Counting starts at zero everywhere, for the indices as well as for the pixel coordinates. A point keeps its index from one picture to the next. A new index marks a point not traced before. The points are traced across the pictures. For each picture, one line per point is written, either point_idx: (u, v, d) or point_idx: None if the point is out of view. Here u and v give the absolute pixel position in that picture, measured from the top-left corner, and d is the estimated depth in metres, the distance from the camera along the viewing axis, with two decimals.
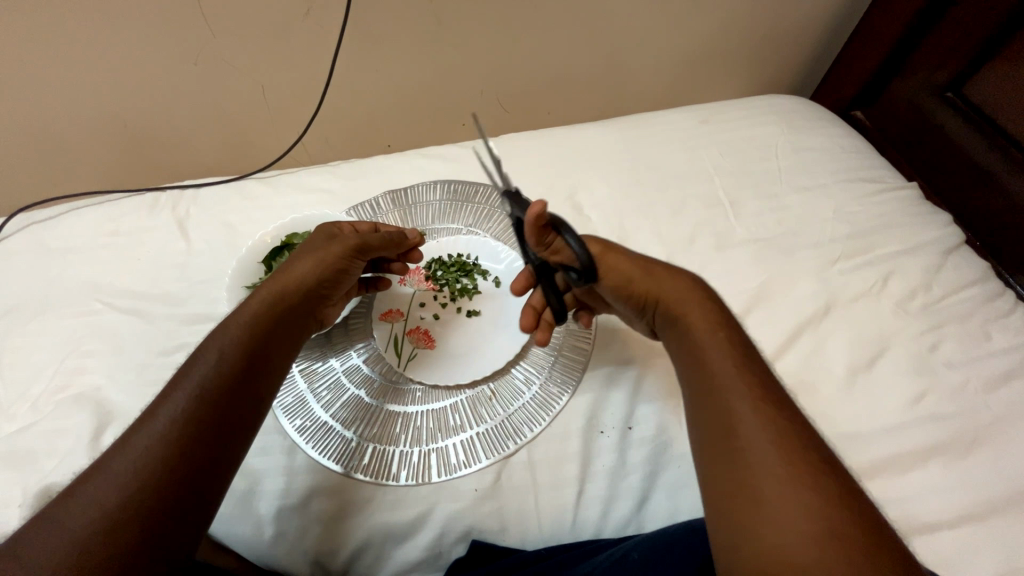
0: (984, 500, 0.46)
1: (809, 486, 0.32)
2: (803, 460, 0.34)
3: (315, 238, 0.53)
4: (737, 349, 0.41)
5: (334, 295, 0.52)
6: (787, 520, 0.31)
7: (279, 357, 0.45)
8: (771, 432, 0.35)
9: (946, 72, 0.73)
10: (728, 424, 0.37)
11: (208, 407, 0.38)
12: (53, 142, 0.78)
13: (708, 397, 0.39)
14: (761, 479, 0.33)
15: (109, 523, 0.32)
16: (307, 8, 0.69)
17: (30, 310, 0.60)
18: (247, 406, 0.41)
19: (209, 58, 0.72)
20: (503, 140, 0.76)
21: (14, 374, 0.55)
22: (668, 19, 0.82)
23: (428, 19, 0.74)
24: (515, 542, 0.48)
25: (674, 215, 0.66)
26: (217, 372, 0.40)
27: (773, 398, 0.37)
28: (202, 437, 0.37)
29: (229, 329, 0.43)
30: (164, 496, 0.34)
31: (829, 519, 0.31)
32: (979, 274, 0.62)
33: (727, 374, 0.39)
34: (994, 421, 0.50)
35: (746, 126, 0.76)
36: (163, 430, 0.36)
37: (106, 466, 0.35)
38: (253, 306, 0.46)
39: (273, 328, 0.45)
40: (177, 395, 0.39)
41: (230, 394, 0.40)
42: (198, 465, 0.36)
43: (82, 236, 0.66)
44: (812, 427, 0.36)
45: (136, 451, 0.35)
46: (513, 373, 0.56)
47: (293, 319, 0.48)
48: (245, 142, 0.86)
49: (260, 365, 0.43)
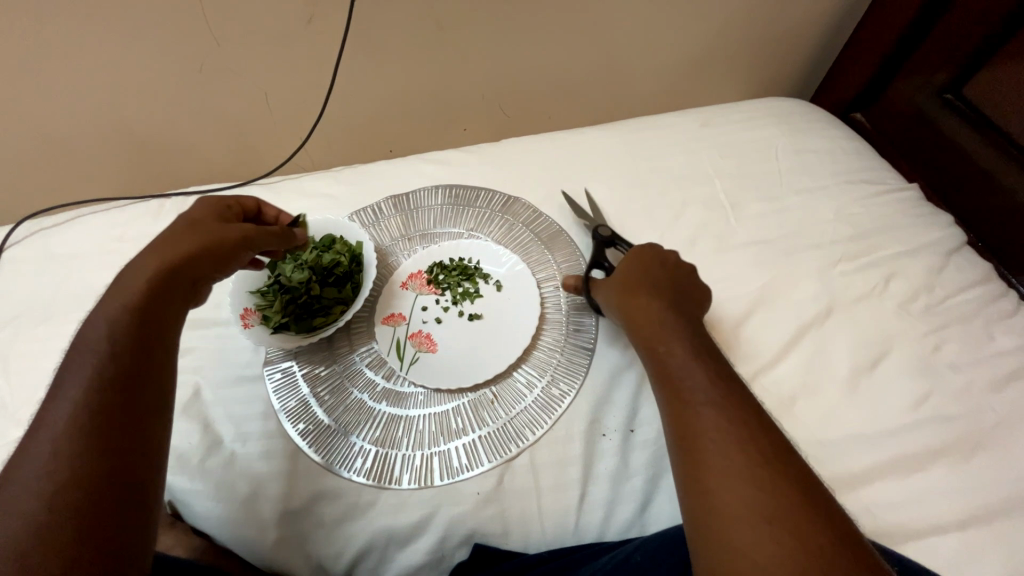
0: (988, 503, 0.46)
1: (753, 480, 0.34)
2: (754, 460, 0.35)
3: (199, 212, 0.52)
4: (697, 358, 0.43)
5: (225, 266, 0.49)
6: (729, 509, 0.33)
7: (172, 329, 0.44)
8: (716, 433, 0.37)
9: (945, 73, 0.72)
10: (683, 430, 0.38)
11: (108, 397, 0.38)
12: (58, 149, 0.78)
13: (671, 405, 0.41)
14: (710, 475, 0.35)
15: (44, 522, 0.32)
16: (309, 17, 0.69)
17: (37, 314, 0.60)
18: (144, 385, 0.40)
19: (213, 66, 0.73)
20: (503, 144, 0.77)
21: (21, 379, 0.55)
22: (668, 23, 0.83)
23: (429, 25, 0.75)
24: (517, 546, 0.48)
25: (675, 218, 0.66)
26: (109, 361, 0.39)
27: (726, 399, 0.39)
28: (110, 425, 0.37)
29: (110, 314, 0.42)
30: (97, 489, 0.34)
31: (771, 507, 0.32)
32: (981, 275, 0.61)
33: (682, 386, 0.41)
34: (998, 422, 0.50)
35: (747, 128, 0.76)
36: (66, 430, 0.36)
37: (16, 478, 0.34)
38: (126, 289, 0.43)
39: (153, 315, 0.43)
40: (68, 391, 0.38)
41: (126, 377, 0.39)
42: (116, 453, 0.36)
43: (88, 241, 0.67)
44: (766, 425, 0.37)
45: (42, 457, 0.35)
46: (515, 376, 0.56)
47: (172, 307, 0.45)
48: (250, 146, 0.86)
49: (149, 338, 0.42)
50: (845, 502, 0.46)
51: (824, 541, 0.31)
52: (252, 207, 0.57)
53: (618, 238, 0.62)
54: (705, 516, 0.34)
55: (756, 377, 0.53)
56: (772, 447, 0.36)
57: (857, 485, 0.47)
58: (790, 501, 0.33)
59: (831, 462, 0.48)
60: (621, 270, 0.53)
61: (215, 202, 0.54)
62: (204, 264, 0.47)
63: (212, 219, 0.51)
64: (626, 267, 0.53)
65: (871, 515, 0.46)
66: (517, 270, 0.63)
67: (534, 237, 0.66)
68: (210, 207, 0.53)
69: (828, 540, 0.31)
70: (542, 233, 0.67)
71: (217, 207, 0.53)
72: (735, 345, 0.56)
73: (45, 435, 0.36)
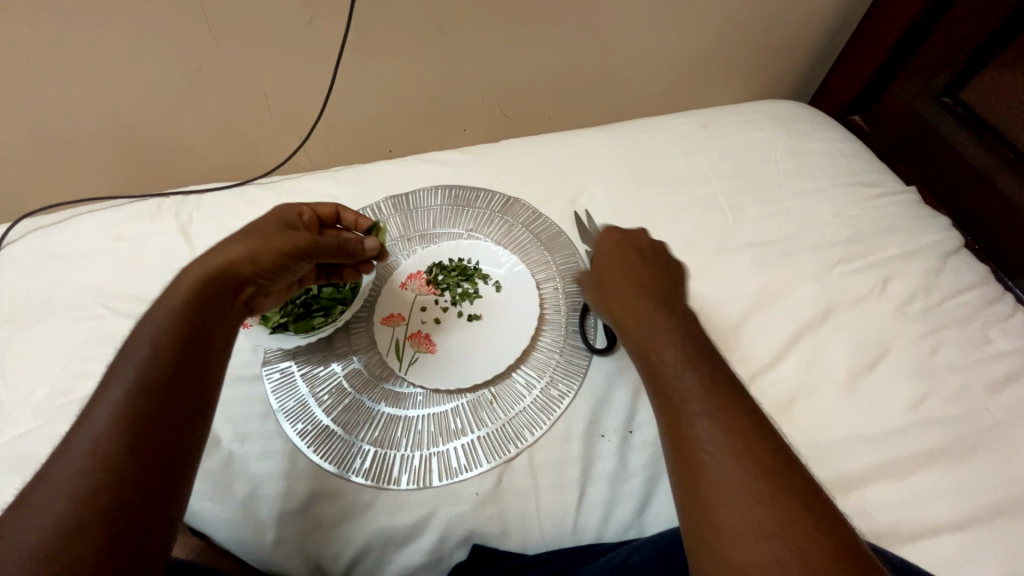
0: (984, 504, 0.46)
1: (752, 492, 0.33)
2: (756, 472, 0.34)
3: (269, 220, 0.53)
4: (698, 364, 0.42)
5: (277, 271, 0.49)
6: (727, 524, 0.33)
7: (224, 330, 0.44)
8: (717, 443, 0.36)
9: (943, 76, 0.73)
10: (677, 443, 0.38)
11: (150, 401, 0.37)
12: (56, 147, 0.78)
13: (665, 416, 0.41)
14: (709, 488, 0.35)
15: (67, 530, 0.31)
16: (310, 16, 0.69)
17: (34, 314, 0.60)
18: (188, 394, 0.39)
19: (213, 65, 0.72)
20: (503, 144, 0.77)
21: (18, 378, 0.55)
22: (668, 25, 0.83)
23: (430, 26, 0.75)
24: (516, 546, 0.48)
25: (674, 219, 0.66)
26: (155, 362, 0.38)
27: (727, 407, 0.38)
28: (147, 431, 0.35)
29: (163, 312, 0.41)
30: (124, 499, 0.33)
31: (772, 520, 0.32)
32: (978, 277, 0.62)
33: (682, 394, 0.40)
34: (994, 424, 0.50)
35: (746, 130, 0.76)
36: (104, 432, 0.35)
37: (50, 476, 0.33)
38: (183, 290, 0.43)
39: (203, 320, 0.42)
40: (116, 382, 0.37)
41: (170, 382, 0.38)
42: (150, 462, 0.35)
43: (87, 241, 0.67)
44: (770, 434, 0.37)
45: (79, 457, 0.34)
46: (514, 377, 0.56)
47: (223, 314, 0.44)
48: (249, 146, 0.86)
49: (198, 344, 0.41)
50: (843, 503, 0.46)
51: (822, 552, 0.30)
52: (329, 214, 0.60)
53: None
54: (704, 530, 0.34)
55: (754, 379, 0.53)
56: (767, 456, 0.35)
57: (855, 486, 0.47)
58: (790, 508, 0.33)
59: (829, 463, 0.48)
60: (614, 274, 0.53)
61: (284, 211, 0.55)
62: (258, 269, 0.47)
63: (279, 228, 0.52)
64: (619, 271, 0.53)
65: (869, 516, 0.46)
66: (516, 271, 0.63)
67: (534, 238, 0.67)
68: (279, 215, 0.54)
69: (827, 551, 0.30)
70: (541, 234, 0.67)
71: (286, 215, 0.55)
72: (734, 346, 0.56)
73: (83, 434, 0.35)
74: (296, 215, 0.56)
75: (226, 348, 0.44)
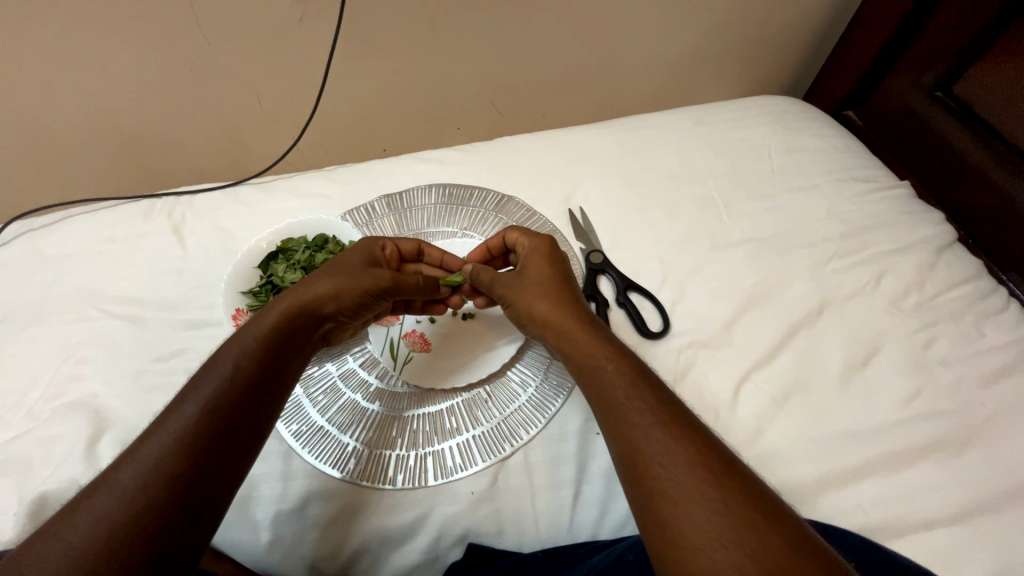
0: (978, 497, 0.46)
1: (706, 499, 0.33)
2: (710, 478, 0.34)
3: (367, 252, 0.54)
4: (633, 375, 0.42)
5: (353, 306, 0.50)
6: (686, 535, 0.32)
7: (291, 369, 0.44)
8: (667, 452, 0.36)
9: (936, 70, 0.73)
10: (631, 457, 0.37)
11: (218, 421, 0.37)
12: (48, 148, 0.78)
13: (614, 428, 0.39)
14: (664, 500, 0.34)
15: (112, 539, 0.31)
16: (301, 14, 0.69)
17: (26, 317, 0.60)
18: (253, 421, 0.39)
19: (205, 65, 0.72)
20: (497, 142, 0.76)
21: (11, 381, 0.55)
22: (661, 21, 0.83)
23: (422, 23, 0.74)
24: (512, 545, 0.48)
25: (669, 216, 0.66)
26: (231, 385, 0.39)
27: (668, 417, 0.38)
28: (210, 451, 0.36)
29: (246, 338, 0.43)
30: (169, 515, 0.33)
31: (727, 526, 0.31)
32: (972, 271, 0.62)
33: (624, 407, 0.39)
34: (988, 418, 0.50)
35: (740, 127, 0.76)
36: (169, 446, 0.35)
37: (110, 480, 0.34)
38: (268, 317, 0.45)
39: (278, 351, 0.43)
40: (184, 407, 0.37)
41: (241, 407, 0.39)
42: (203, 482, 0.35)
43: (79, 242, 0.66)
44: (711, 440, 0.37)
45: (141, 467, 0.34)
46: (509, 376, 0.57)
47: (294, 345, 0.45)
48: (242, 146, 0.86)
49: (271, 375, 0.42)
50: (838, 499, 0.46)
51: (783, 554, 0.30)
52: (411, 249, 0.59)
53: (609, 265, 0.61)
54: (667, 545, 0.33)
55: (749, 375, 0.53)
56: (717, 458, 0.35)
57: (850, 481, 0.47)
58: (741, 512, 0.32)
59: (824, 458, 0.48)
60: (538, 275, 0.52)
61: (381, 244, 0.56)
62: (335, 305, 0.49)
63: (369, 262, 0.53)
64: (545, 272, 0.52)
65: (865, 512, 0.46)
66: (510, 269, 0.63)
67: None
68: (376, 249, 0.55)
69: (787, 549, 0.30)
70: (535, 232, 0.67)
71: (382, 251, 0.56)
72: (730, 343, 0.56)
73: (152, 444, 0.35)
74: (386, 248, 0.56)
75: (293, 382, 0.45)
